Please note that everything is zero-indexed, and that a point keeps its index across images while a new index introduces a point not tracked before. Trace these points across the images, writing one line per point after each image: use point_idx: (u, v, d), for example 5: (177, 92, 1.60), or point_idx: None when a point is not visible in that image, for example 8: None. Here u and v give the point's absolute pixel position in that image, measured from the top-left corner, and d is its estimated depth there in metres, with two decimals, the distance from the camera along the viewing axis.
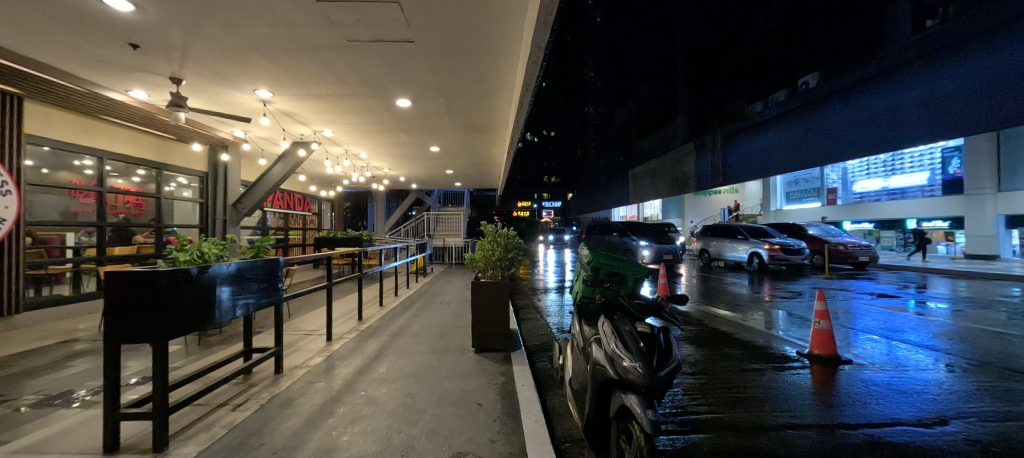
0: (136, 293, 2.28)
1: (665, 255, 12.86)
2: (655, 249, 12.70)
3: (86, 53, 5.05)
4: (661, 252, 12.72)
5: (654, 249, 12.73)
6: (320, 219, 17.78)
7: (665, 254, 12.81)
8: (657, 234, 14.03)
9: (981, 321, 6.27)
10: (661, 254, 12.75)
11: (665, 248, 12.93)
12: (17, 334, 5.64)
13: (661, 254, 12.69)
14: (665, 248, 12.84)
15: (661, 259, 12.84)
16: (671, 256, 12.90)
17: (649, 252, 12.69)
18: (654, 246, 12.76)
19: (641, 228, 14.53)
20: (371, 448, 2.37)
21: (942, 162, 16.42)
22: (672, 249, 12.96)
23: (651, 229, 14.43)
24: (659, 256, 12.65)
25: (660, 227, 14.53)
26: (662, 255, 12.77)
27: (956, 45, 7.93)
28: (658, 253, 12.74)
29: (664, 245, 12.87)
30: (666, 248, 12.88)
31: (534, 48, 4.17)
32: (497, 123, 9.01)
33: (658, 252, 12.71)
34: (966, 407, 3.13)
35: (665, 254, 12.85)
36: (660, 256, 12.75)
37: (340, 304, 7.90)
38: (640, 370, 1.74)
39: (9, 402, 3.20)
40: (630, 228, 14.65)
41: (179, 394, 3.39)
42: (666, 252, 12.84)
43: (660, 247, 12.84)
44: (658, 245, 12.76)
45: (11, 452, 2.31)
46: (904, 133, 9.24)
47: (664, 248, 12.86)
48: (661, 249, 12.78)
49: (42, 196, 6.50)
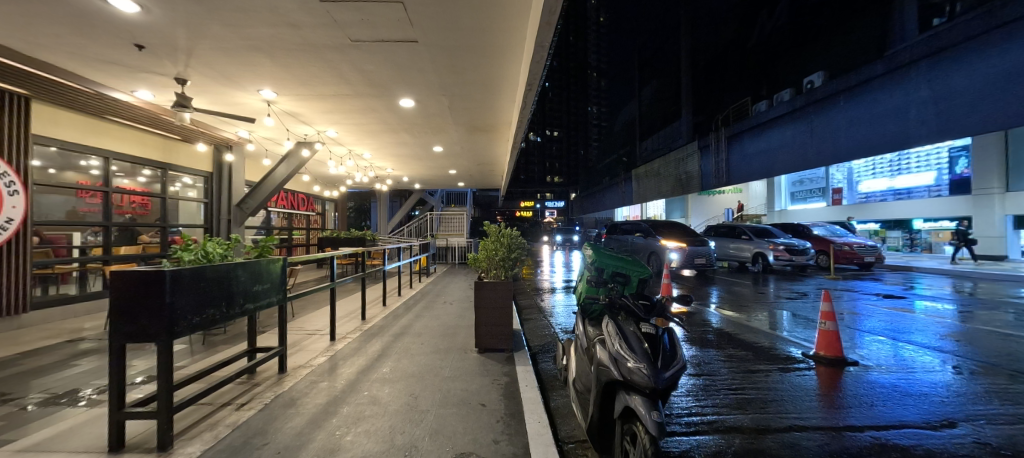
0: (140, 294, 2.28)
1: (697, 260, 11.54)
2: (685, 252, 11.43)
3: (92, 54, 5.08)
4: (691, 256, 11.46)
5: (684, 252, 11.44)
6: (324, 219, 17.81)
7: (696, 258, 11.54)
8: (686, 235, 12.55)
9: (990, 323, 6.20)
10: (691, 260, 11.48)
11: (697, 250, 11.61)
12: (24, 333, 5.68)
13: (691, 258, 11.45)
14: (695, 252, 11.56)
15: (692, 263, 11.53)
16: (703, 261, 11.59)
17: (678, 256, 11.43)
18: (684, 249, 11.44)
19: (667, 228, 13.14)
20: (374, 448, 2.36)
21: (949, 162, 16.31)
22: (704, 252, 11.68)
23: (680, 229, 12.99)
24: (689, 261, 11.40)
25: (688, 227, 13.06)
26: (693, 259, 11.48)
27: (965, 44, 7.84)
28: (687, 257, 11.50)
29: (696, 248, 11.54)
30: (697, 250, 11.59)
31: (538, 47, 4.16)
32: (500, 123, 9.01)
33: (688, 257, 11.45)
34: (975, 409, 3.10)
35: (697, 257, 11.55)
36: (691, 261, 11.49)
37: (344, 304, 7.93)
38: (645, 370, 1.72)
39: (15, 401, 3.23)
40: (655, 228, 13.26)
41: (183, 393, 3.40)
42: (697, 257, 11.52)
43: (690, 250, 11.55)
44: (689, 249, 11.46)
45: (16, 451, 2.33)
46: (909, 132, 9.16)
47: (695, 251, 11.54)
48: (692, 252, 11.51)
49: (49, 196, 6.54)
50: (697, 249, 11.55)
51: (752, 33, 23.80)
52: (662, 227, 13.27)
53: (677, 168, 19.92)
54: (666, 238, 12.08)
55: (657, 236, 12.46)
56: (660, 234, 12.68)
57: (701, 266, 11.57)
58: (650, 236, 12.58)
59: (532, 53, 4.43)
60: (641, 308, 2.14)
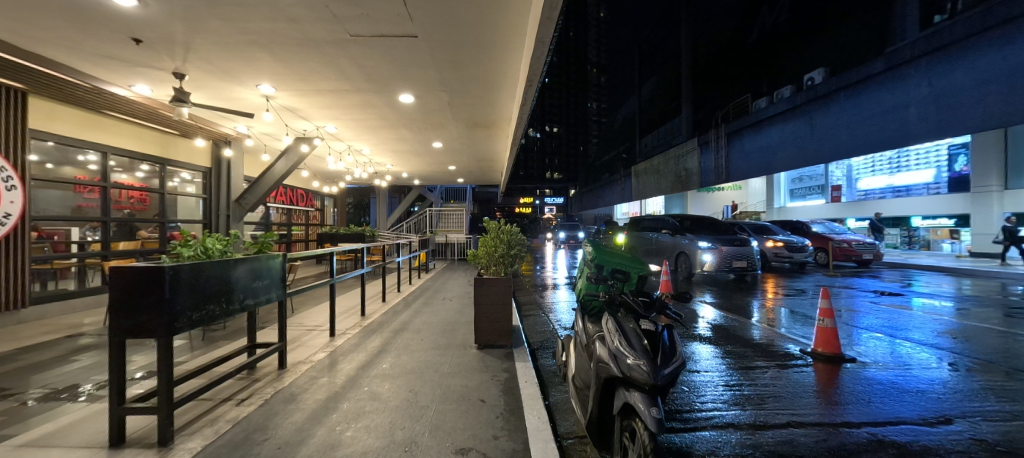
0: (139, 290, 2.27)
1: (736, 263, 9.49)
2: (722, 254, 9.44)
3: (89, 48, 5.03)
4: (728, 259, 9.44)
5: (720, 254, 9.45)
6: (323, 215, 17.71)
7: (736, 261, 9.51)
8: (722, 233, 10.39)
9: (986, 320, 6.24)
10: (729, 263, 9.45)
11: (737, 251, 9.55)
12: (22, 328, 5.67)
13: (729, 261, 9.44)
14: (735, 253, 9.50)
15: (730, 267, 9.51)
16: (744, 264, 9.55)
17: (712, 258, 9.49)
18: (720, 250, 9.45)
19: (699, 225, 11.01)
20: (375, 443, 2.37)
21: (948, 159, 16.34)
22: (745, 253, 9.60)
23: (714, 224, 10.85)
24: (726, 265, 9.42)
25: (723, 222, 10.88)
26: (731, 261, 9.48)
27: (966, 41, 7.82)
28: (724, 260, 9.51)
29: (735, 249, 9.50)
30: (738, 251, 9.54)
31: (539, 42, 4.13)
32: (500, 119, 9.03)
33: (725, 259, 9.47)
34: (970, 406, 3.12)
35: (736, 260, 9.52)
36: (728, 264, 9.47)
37: (344, 299, 7.97)
38: (645, 367, 1.72)
39: (16, 396, 3.24)
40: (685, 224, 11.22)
41: (183, 389, 3.40)
42: (737, 259, 9.49)
43: (729, 251, 9.51)
44: (726, 250, 9.48)
45: (19, 445, 2.35)
46: (909, 129, 9.16)
47: (734, 252, 9.50)
48: (729, 254, 9.49)
49: (46, 191, 6.49)
50: (736, 250, 9.52)
51: (753, 30, 23.71)
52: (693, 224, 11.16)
53: (677, 165, 19.91)
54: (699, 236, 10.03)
55: (686, 233, 10.48)
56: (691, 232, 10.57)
57: (741, 270, 9.53)
58: (679, 234, 10.51)
59: (532, 49, 4.41)
60: (641, 305, 2.16)
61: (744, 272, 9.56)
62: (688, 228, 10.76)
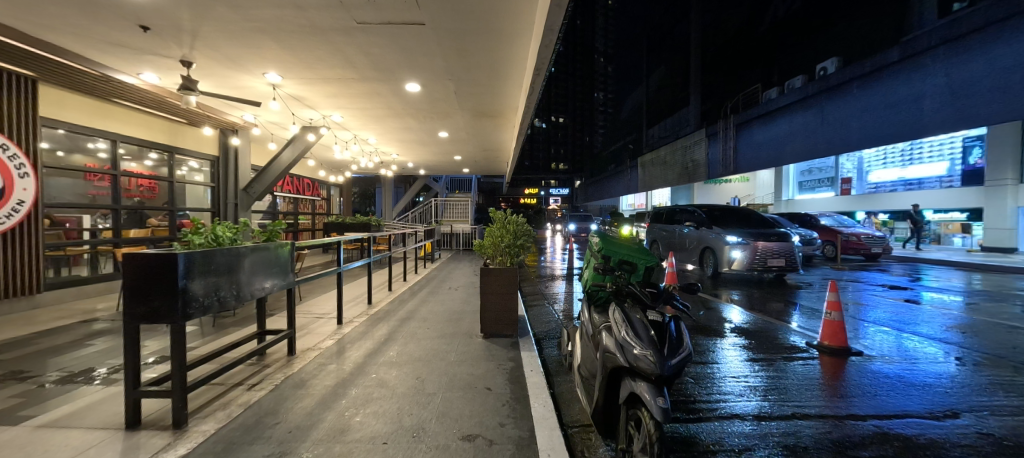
0: (153, 276, 2.32)
1: (773, 261, 8.45)
2: (754, 250, 8.45)
3: (97, 35, 5.04)
4: (763, 256, 8.43)
5: (752, 250, 8.47)
6: (329, 204, 17.80)
7: (771, 259, 8.47)
8: (758, 227, 9.40)
9: (996, 315, 6.14)
10: (763, 261, 8.45)
11: (773, 248, 8.48)
12: (39, 313, 5.80)
13: (764, 258, 8.43)
14: (771, 250, 8.45)
15: (763, 266, 8.47)
16: (782, 262, 8.48)
17: (742, 255, 8.57)
18: (752, 246, 8.45)
19: (730, 216, 10.00)
20: (384, 429, 2.42)
21: (963, 151, 15.91)
22: (783, 251, 8.50)
23: (746, 216, 9.93)
24: (757, 263, 8.42)
25: (759, 215, 9.81)
26: (766, 259, 8.45)
27: (987, 29, 7.59)
28: (757, 257, 8.49)
29: (771, 245, 8.45)
30: (774, 248, 8.48)
31: (548, 30, 4.06)
32: (506, 108, 8.93)
33: (760, 256, 8.44)
34: (977, 400, 3.11)
35: (771, 258, 8.48)
36: (762, 262, 8.44)
37: (351, 288, 8.07)
38: (651, 358, 1.73)
39: (34, 379, 3.33)
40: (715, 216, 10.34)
41: (196, 373, 3.48)
42: (773, 256, 8.45)
43: (764, 247, 8.48)
44: (760, 245, 8.45)
45: (39, 426, 2.42)
46: (923, 120, 8.95)
47: (770, 248, 8.45)
48: (763, 251, 8.46)
49: (57, 179, 6.56)
50: (772, 246, 8.46)
51: (766, 18, 23.15)
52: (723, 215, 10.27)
53: (684, 156, 19.74)
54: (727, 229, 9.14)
55: (714, 226, 9.61)
56: (720, 224, 9.66)
57: (778, 270, 8.47)
58: (706, 227, 9.66)
59: (540, 37, 4.34)
60: (647, 296, 2.14)
61: (782, 271, 8.50)
62: (716, 220, 9.84)
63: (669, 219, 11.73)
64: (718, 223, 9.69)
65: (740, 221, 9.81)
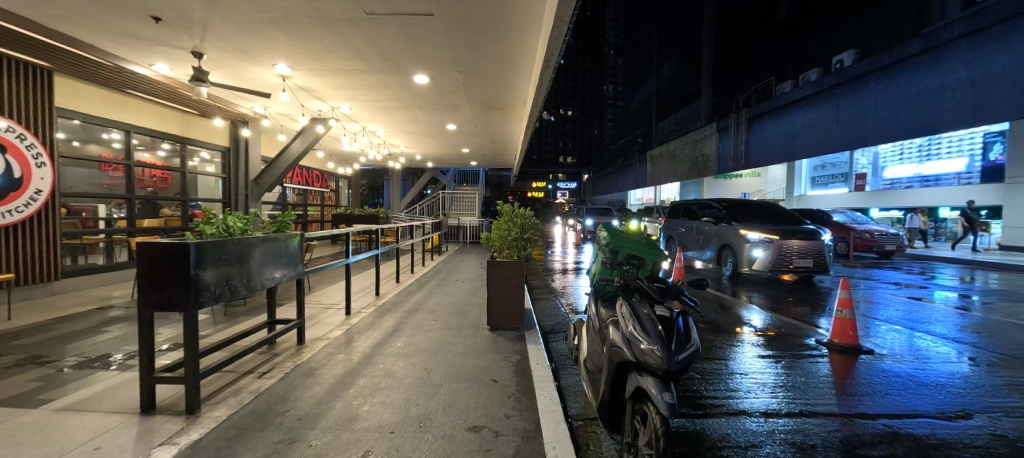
0: (168, 266, 2.36)
1: (800, 261, 8.24)
2: (778, 249, 8.26)
3: (110, 26, 5.09)
4: (788, 256, 8.23)
5: (776, 250, 8.29)
6: (338, 196, 17.98)
7: (798, 258, 8.24)
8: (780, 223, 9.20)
9: (1012, 315, 6.01)
10: (788, 261, 8.26)
11: (800, 248, 8.25)
12: (57, 299, 5.97)
13: (790, 257, 8.22)
14: (798, 249, 8.24)
15: (788, 265, 8.26)
16: (810, 262, 8.27)
17: (765, 253, 8.41)
18: (776, 245, 8.26)
19: (750, 211, 9.79)
20: (391, 418, 2.45)
21: (983, 147, 15.58)
22: (810, 250, 8.28)
23: (767, 212, 9.73)
24: (782, 263, 8.24)
25: (781, 210, 9.60)
26: (793, 258, 8.23)
27: (1012, 20, 7.33)
28: (782, 256, 8.28)
29: (798, 245, 8.24)
30: (801, 247, 8.26)
31: (557, 22, 3.99)
32: (514, 101, 8.86)
33: (785, 255, 8.24)
34: (991, 401, 3.06)
35: (798, 257, 8.25)
36: (787, 262, 8.25)
37: (359, 279, 8.17)
38: (659, 353, 1.71)
39: (53, 363, 3.42)
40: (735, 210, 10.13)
41: (209, 360, 3.55)
42: (800, 256, 8.24)
43: (790, 246, 8.25)
44: (786, 245, 8.25)
45: (58, 409, 2.49)
46: (943, 116, 8.70)
47: (798, 248, 8.24)
48: (788, 250, 8.27)
49: (73, 169, 6.68)
50: (800, 246, 8.25)
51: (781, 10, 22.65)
52: (744, 209, 10.05)
53: (694, 150, 19.47)
54: (749, 226, 8.95)
55: (734, 222, 9.44)
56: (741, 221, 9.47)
57: (805, 270, 8.26)
58: (726, 223, 9.49)
59: (551, 28, 4.28)
60: (655, 290, 2.09)
61: (809, 272, 8.28)
62: (736, 216, 9.67)
63: (688, 213, 11.60)
64: (739, 219, 9.52)
65: (762, 217, 9.60)
